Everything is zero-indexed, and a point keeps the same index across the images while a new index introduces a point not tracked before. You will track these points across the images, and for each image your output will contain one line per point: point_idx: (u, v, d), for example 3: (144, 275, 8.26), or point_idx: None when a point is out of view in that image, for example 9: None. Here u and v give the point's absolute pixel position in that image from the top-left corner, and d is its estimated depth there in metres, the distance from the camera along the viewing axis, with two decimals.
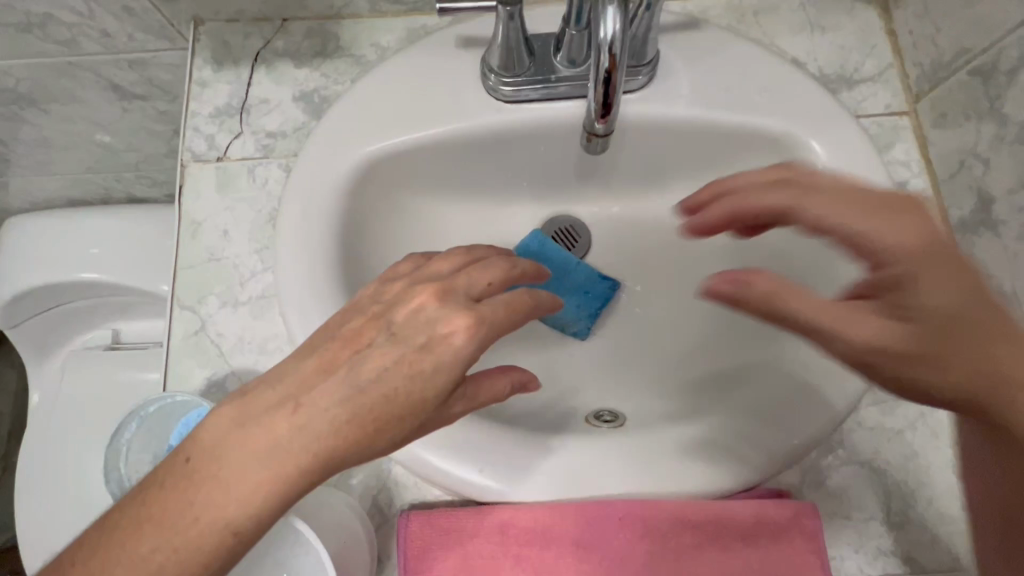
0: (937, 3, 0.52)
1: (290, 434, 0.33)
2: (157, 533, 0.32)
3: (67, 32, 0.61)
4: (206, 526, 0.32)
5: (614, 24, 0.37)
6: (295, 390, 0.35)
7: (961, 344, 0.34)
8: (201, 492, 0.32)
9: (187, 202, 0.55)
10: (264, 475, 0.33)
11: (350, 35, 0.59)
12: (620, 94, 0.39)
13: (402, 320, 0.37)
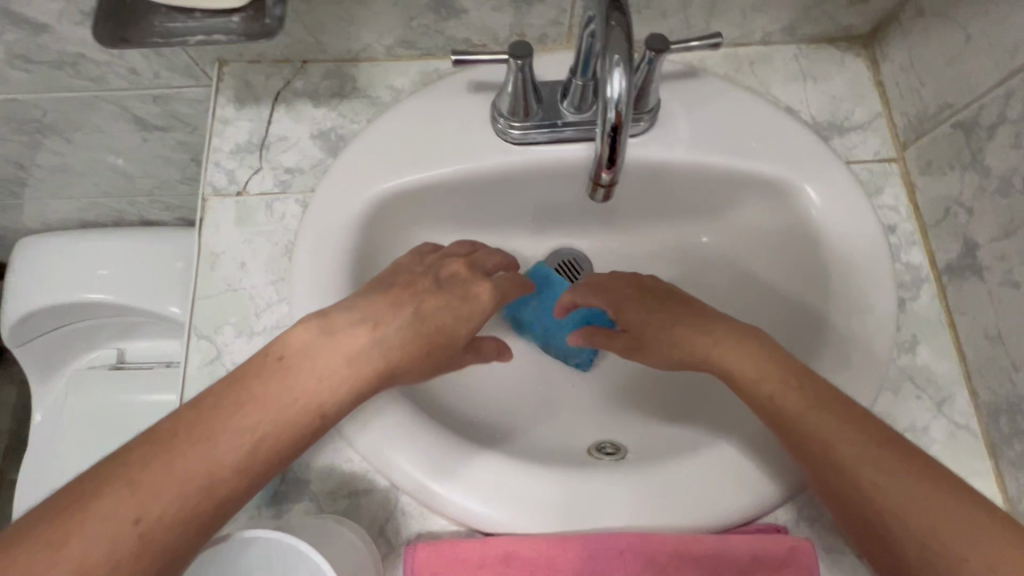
0: (922, 60, 0.56)
1: (365, 345, 0.45)
2: (253, 410, 0.39)
3: (96, 69, 0.63)
4: (296, 406, 0.40)
5: (620, 83, 0.37)
6: (371, 313, 0.46)
7: (766, 407, 0.46)
8: (295, 380, 0.41)
9: (206, 234, 0.57)
10: (346, 370, 0.43)
11: (367, 77, 0.62)
12: (625, 152, 0.39)
13: (444, 279, 0.53)
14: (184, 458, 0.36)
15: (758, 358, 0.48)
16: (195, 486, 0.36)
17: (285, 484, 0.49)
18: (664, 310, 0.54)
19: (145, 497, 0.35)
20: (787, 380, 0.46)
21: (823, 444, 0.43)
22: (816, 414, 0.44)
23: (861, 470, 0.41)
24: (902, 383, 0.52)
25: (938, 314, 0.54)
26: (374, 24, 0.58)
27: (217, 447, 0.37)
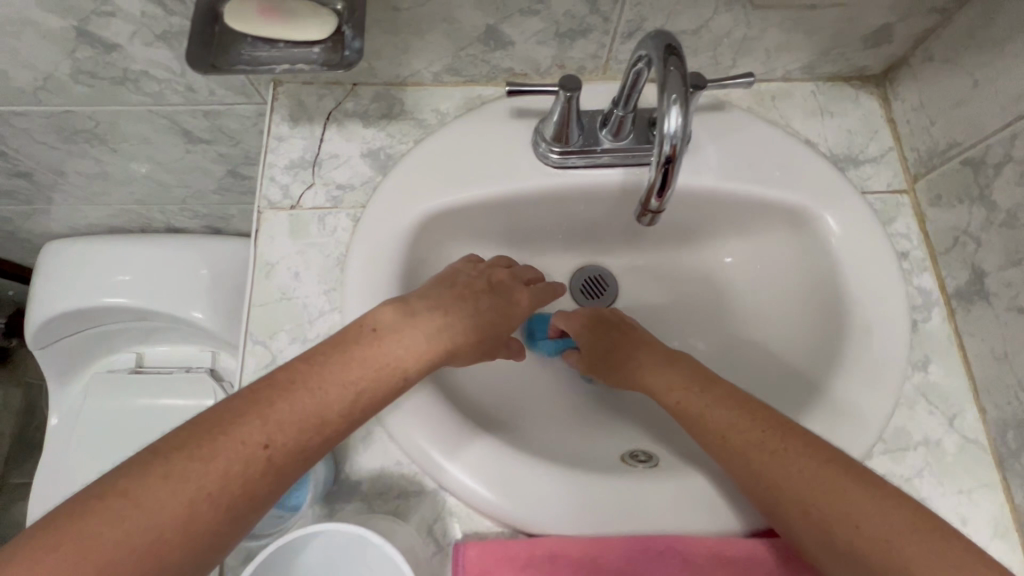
0: (932, 100, 0.60)
1: (445, 324, 0.50)
2: (351, 370, 0.43)
3: (156, 86, 0.67)
4: (385, 370, 0.45)
5: (676, 119, 0.40)
6: (443, 301, 0.52)
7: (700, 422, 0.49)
8: (387, 347, 0.46)
9: (262, 245, 0.60)
10: (429, 345, 0.48)
11: (414, 101, 0.66)
12: (678, 179, 0.42)
13: (494, 283, 0.57)
14: (297, 403, 0.40)
15: (671, 372, 0.54)
16: (306, 427, 0.40)
17: (337, 485, 0.52)
18: (602, 331, 0.61)
19: (266, 430, 0.38)
20: (689, 386, 0.52)
21: (720, 435, 0.48)
22: (714, 410, 0.49)
23: (749, 452, 0.46)
24: (916, 399, 0.56)
25: (949, 335, 0.58)
26: (426, 52, 0.62)
27: (324, 396, 0.41)
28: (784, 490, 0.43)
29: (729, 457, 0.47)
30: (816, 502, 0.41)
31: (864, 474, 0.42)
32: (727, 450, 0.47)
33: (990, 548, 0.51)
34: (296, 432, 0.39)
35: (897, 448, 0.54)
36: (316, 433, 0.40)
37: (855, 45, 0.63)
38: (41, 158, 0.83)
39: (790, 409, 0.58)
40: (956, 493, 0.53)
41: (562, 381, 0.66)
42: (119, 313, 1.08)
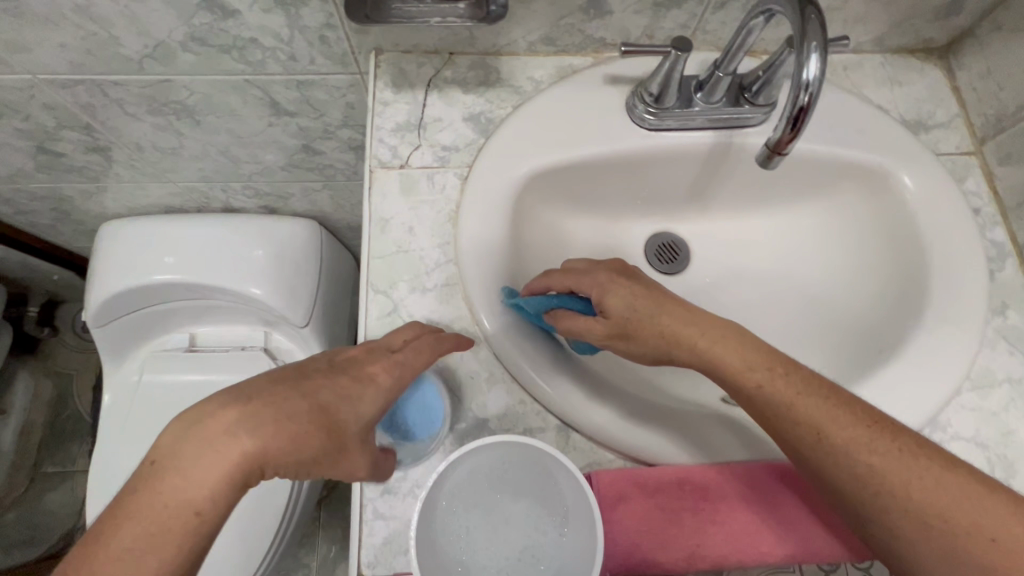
0: (1000, 67, 0.65)
1: (239, 428, 0.38)
2: (144, 502, 0.36)
3: (260, 55, 0.69)
4: (183, 500, 0.36)
5: (814, 66, 0.44)
6: (243, 394, 0.40)
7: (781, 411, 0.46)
8: (179, 475, 0.37)
9: (375, 201, 0.63)
10: (222, 466, 0.37)
11: (508, 69, 0.70)
12: (808, 125, 0.45)
13: (341, 361, 0.47)
14: (180, 487, 0.36)
15: (738, 353, 0.48)
16: (209, 504, 0.37)
17: (466, 423, 0.54)
18: (634, 293, 0.51)
19: (144, 527, 0.36)
20: (770, 372, 0.47)
21: (819, 432, 0.45)
22: (809, 403, 0.46)
23: (852, 456, 0.44)
24: (997, 340, 0.60)
25: (1022, 284, 0.62)
26: (527, 21, 0.65)
27: (206, 482, 0.37)
28: (890, 496, 0.43)
29: (825, 456, 0.45)
30: (928, 512, 0.42)
31: (952, 461, 0.44)
32: (824, 448, 0.45)
33: None
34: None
35: (983, 385, 0.58)
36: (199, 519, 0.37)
37: (926, 17, 0.67)
38: (123, 130, 0.85)
39: (877, 353, 0.62)
40: None
41: None
42: (182, 291, 1.09)
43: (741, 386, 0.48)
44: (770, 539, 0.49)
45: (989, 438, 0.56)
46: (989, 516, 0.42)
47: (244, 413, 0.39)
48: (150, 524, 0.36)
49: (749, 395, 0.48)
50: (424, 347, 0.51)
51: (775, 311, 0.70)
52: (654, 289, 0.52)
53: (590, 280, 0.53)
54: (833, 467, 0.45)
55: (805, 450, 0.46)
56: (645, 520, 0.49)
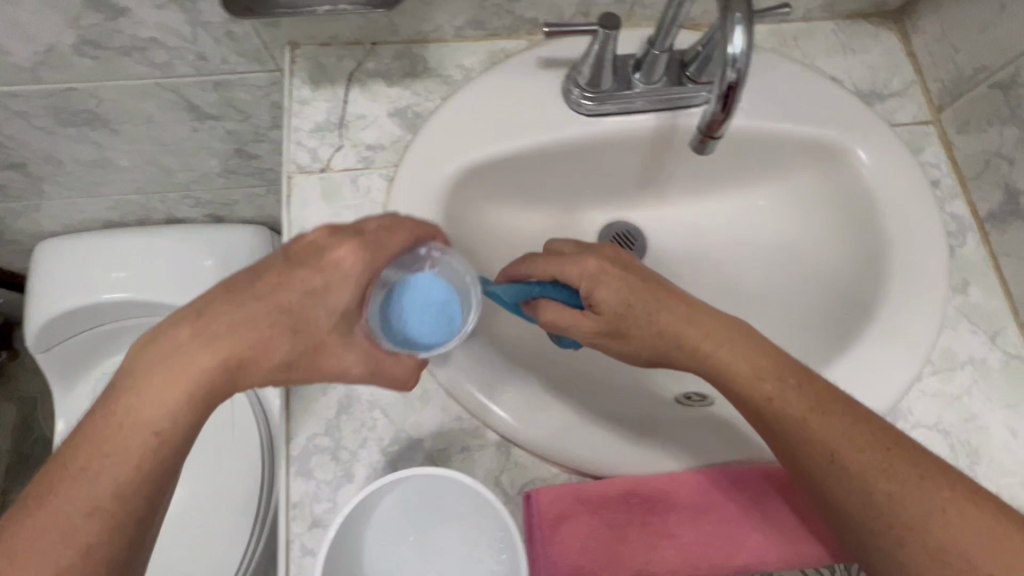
0: (955, 29, 0.61)
1: (193, 349, 0.40)
2: (110, 419, 0.38)
3: (164, 55, 0.64)
4: (146, 420, 0.39)
5: (739, 40, 0.40)
6: (195, 318, 0.41)
7: (796, 431, 0.44)
8: (138, 396, 0.39)
9: (295, 209, 0.58)
10: (178, 381, 0.39)
11: (436, 58, 0.65)
12: (737, 106, 0.42)
13: (297, 254, 0.44)
14: (136, 414, 0.39)
15: (746, 358, 0.46)
16: (166, 424, 0.39)
17: (398, 444, 0.51)
18: (629, 286, 0.48)
19: (94, 455, 0.38)
20: (784, 384, 0.45)
21: (827, 452, 0.43)
22: (820, 422, 0.43)
23: (861, 480, 0.42)
24: (958, 320, 0.57)
25: (983, 258, 0.59)
26: (450, 4, 0.61)
27: (153, 409, 0.39)
28: (907, 530, 0.40)
29: (834, 481, 0.43)
30: (950, 553, 0.39)
31: (977, 493, 0.41)
32: (834, 470, 0.42)
33: None
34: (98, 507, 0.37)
35: (944, 368, 0.55)
36: (151, 441, 0.39)
37: None
38: (36, 144, 0.79)
39: (835, 341, 0.59)
40: (1004, 407, 0.54)
41: None
42: (127, 308, 1.03)
43: (751, 393, 0.45)
44: (723, 553, 0.46)
45: (952, 423, 0.54)
46: (1012, 557, 0.39)
47: (192, 335, 0.40)
48: (104, 453, 0.38)
49: (760, 406, 0.45)
50: (395, 229, 0.47)
51: (733, 301, 0.67)
52: (649, 282, 0.48)
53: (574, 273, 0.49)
54: (850, 494, 0.42)
55: (813, 472, 0.43)
56: (590, 542, 0.46)
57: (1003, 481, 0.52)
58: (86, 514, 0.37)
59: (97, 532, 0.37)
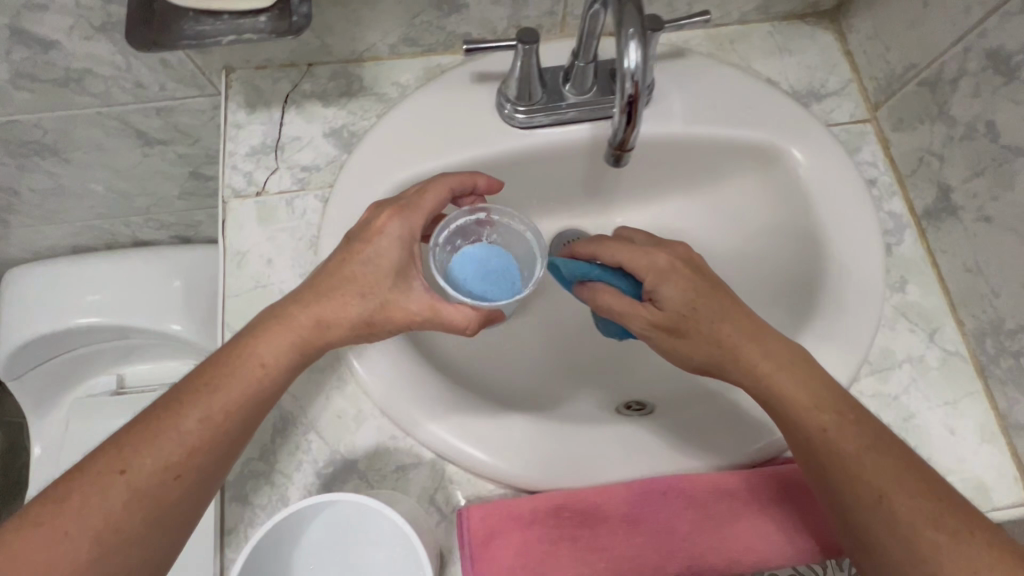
0: (885, 27, 0.61)
1: (288, 308, 0.46)
2: (217, 365, 0.44)
3: (102, 85, 0.65)
4: (246, 364, 0.44)
5: (635, 55, 0.40)
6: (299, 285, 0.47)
7: (846, 467, 0.43)
8: (243, 346, 0.45)
9: (231, 234, 0.58)
10: (275, 333, 0.45)
11: (371, 76, 0.65)
12: (640, 118, 0.42)
13: (359, 225, 0.49)
14: (249, 352, 0.44)
15: (795, 378, 0.46)
16: (272, 359, 0.44)
17: (333, 466, 0.51)
18: (696, 290, 0.49)
19: (211, 380, 0.43)
20: (841, 413, 0.45)
21: (869, 480, 0.42)
22: (869, 450, 0.43)
23: (904, 516, 0.41)
24: (896, 319, 0.57)
25: (921, 256, 0.59)
26: (379, 23, 0.61)
27: (263, 347, 0.44)
28: None
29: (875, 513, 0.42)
30: None
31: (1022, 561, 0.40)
32: (874, 501, 0.42)
33: (978, 452, 0.53)
34: (188, 438, 0.41)
35: (882, 368, 0.55)
36: (259, 372, 0.44)
37: None
38: None
39: None
40: (942, 405, 0.54)
41: (552, 342, 0.65)
42: (98, 334, 0.98)
43: (808, 418, 0.45)
44: (653, 563, 0.46)
45: (891, 423, 0.53)
46: None
47: (293, 298, 0.46)
48: (220, 381, 0.43)
49: (815, 434, 0.44)
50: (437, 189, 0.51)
51: None
52: (723, 287, 0.49)
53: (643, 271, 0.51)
54: (888, 538, 0.41)
55: (846, 502, 0.43)
56: (518, 558, 0.46)
57: None
58: (196, 428, 0.42)
59: (202, 445, 0.42)
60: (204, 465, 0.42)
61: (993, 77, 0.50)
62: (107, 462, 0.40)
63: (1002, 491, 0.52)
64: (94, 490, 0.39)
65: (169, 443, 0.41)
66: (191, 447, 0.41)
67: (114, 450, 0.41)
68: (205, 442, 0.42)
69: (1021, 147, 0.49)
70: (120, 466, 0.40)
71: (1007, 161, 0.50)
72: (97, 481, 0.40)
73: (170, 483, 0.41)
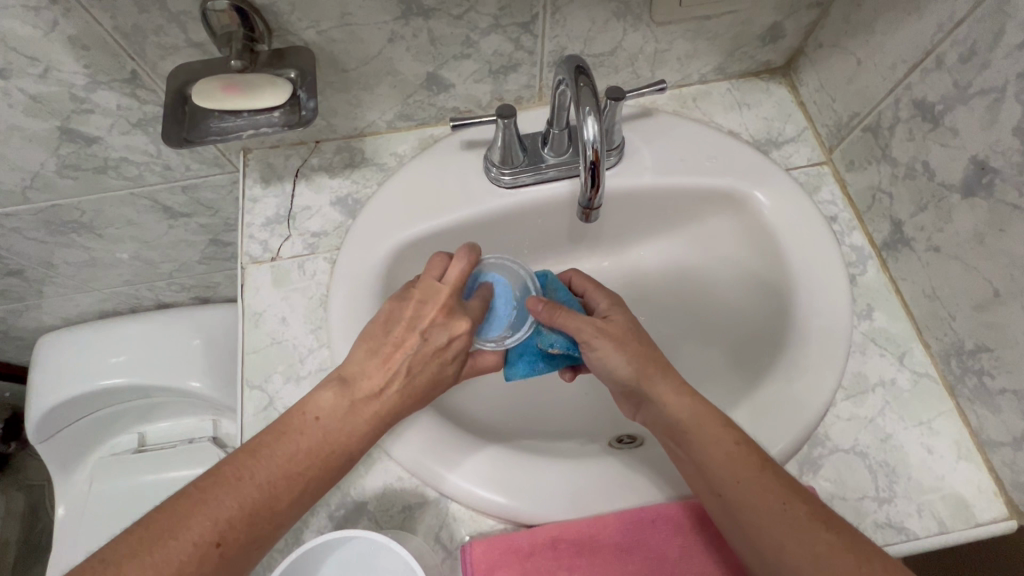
0: (829, 82, 0.68)
1: (368, 399, 0.49)
2: (292, 452, 0.45)
3: (136, 169, 0.73)
4: (328, 454, 0.46)
5: (592, 129, 0.51)
6: (376, 379, 0.49)
7: (732, 499, 0.46)
8: (322, 433, 0.47)
9: (249, 296, 0.65)
10: (355, 427, 0.48)
11: (373, 149, 0.73)
12: (602, 176, 0.52)
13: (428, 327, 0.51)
14: (336, 432, 0.47)
15: (665, 401, 0.51)
16: (358, 450, 0.48)
17: (345, 508, 0.55)
18: (643, 354, 0.54)
19: (295, 457, 0.45)
20: (688, 432, 0.50)
21: (719, 490, 0.47)
22: (715, 465, 0.48)
23: (750, 525, 0.45)
24: (866, 345, 0.61)
25: (884, 284, 0.64)
26: (377, 104, 0.69)
27: (343, 431, 0.47)
28: None
29: (727, 522, 0.47)
30: None
31: None
32: (724, 510, 0.47)
33: (957, 469, 0.55)
34: (264, 519, 0.43)
35: (856, 392, 0.58)
36: (340, 453, 0.47)
37: (754, 43, 0.70)
38: (28, 254, 0.87)
39: (755, 374, 0.62)
40: (917, 425, 0.57)
41: (546, 382, 0.69)
42: (120, 394, 1.02)
43: (669, 438, 0.51)
44: None
45: (869, 445, 0.56)
46: None
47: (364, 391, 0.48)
48: (305, 465, 0.45)
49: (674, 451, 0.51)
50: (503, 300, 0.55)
51: (670, 342, 0.71)
52: (626, 321, 0.57)
53: (595, 284, 0.62)
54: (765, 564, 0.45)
55: (731, 529, 0.47)
56: None
57: (923, 499, 0.54)
58: (285, 505, 0.44)
59: (287, 517, 0.45)
60: (280, 533, 0.45)
61: (922, 123, 0.57)
62: (199, 534, 0.41)
63: (983, 506, 0.54)
64: (184, 563, 0.40)
65: (261, 518, 0.43)
66: (278, 520, 0.44)
67: (203, 523, 0.41)
68: (290, 516, 0.45)
69: (953, 184, 0.55)
70: (215, 538, 0.41)
71: (944, 197, 0.56)
72: (189, 552, 0.40)
73: (253, 555, 0.43)
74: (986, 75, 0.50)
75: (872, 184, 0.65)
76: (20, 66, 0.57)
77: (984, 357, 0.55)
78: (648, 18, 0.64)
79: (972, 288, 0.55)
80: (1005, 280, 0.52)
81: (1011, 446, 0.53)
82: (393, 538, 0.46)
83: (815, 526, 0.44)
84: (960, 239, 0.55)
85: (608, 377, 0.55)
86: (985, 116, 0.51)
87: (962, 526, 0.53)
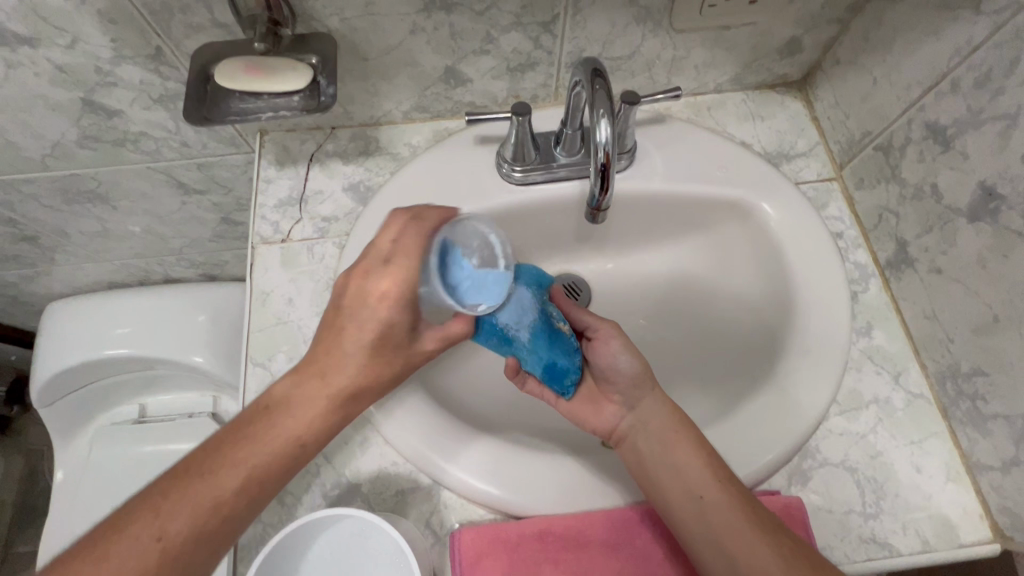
0: (844, 98, 0.69)
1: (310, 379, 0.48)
2: (237, 441, 0.45)
3: (154, 144, 0.74)
4: (273, 436, 0.46)
5: (605, 130, 0.51)
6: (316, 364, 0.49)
7: (711, 503, 0.48)
8: (269, 420, 0.47)
9: (258, 276, 0.66)
10: (301, 409, 0.47)
11: (388, 138, 0.73)
12: (611, 179, 0.53)
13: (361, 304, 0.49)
14: (283, 418, 0.47)
15: (661, 403, 0.55)
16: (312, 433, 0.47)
17: (339, 488, 0.56)
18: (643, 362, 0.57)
19: (242, 444, 0.45)
20: (675, 436, 0.52)
21: (698, 492, 0.49)
22: (695, 468, 0.50)
23: (722, 527, 0.47)
24: (862, 362, 0.61)
25: (885, 303, 0.64)
26: (394, 94, 0.70)
27: (293, 413, 0.47)
28: None
29: (697, 523, 0.48)
30: None
31: None
32: (700, 513, 0.48)
33: (945, 490, 0.56)
34: (214, 511, 0.43)
35: (850, 408, 0.59)
36: (292, 435, 0.47)
37: (772, 56, 0.71)
38: (44, 221, 0.89)
39: (750, 385, 0.63)
40: (909, 444, 0.58)
41: None
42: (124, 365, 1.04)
43: (655, 438, 0.53)
44: None
45: (859, 460, 0.57)
46: None
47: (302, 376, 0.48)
48: (251, 451, 0.45)
49: (655, 452, 0.53)
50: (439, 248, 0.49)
51: (669, 347, 0.72)
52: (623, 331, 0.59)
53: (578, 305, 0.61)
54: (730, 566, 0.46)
55: (699, 531, 0.48)
56: None
57: (909, 516, 0.55)
58: (234, 492, 0.44)
59: (242, 509, 0.44)
60: (239, 526, 0.44)
61: (933, 145, 0.57)
62: (142, 529, 0.41)
63: (968, 528, 0.55)
64: (131, 556, 0.40)
65: (212, 510, 0.43)
66: (232, 511, 0.44)
67: (147, 516, 0.41)
68: (245, 507, 0.44)
69: (960, 209, 0.55)
70: (157, 534, 0.41)
71: (950, 220, 0.56)
72: (135, 544, 0.40)
73: (208, 549, 0.43)
74: (999, 101, 0.50)
75: (880, 203, 0.65)
76: (49, 36, 0.58)
77: (978, 380, 0.55)
78: (668, 25, 0.65)
79: (971, 312, 0.56)
80: (1004, 306, 0.52)
81: (1000, 470, 0.54)
82: (386, 520, 0.48)
83: (774, 531, 0.47)
84: (964, 262, 0.56)
85: (614, 372, 0.57)
86: (995, 142, 0.51)
87: (946, 546, 0.54)
